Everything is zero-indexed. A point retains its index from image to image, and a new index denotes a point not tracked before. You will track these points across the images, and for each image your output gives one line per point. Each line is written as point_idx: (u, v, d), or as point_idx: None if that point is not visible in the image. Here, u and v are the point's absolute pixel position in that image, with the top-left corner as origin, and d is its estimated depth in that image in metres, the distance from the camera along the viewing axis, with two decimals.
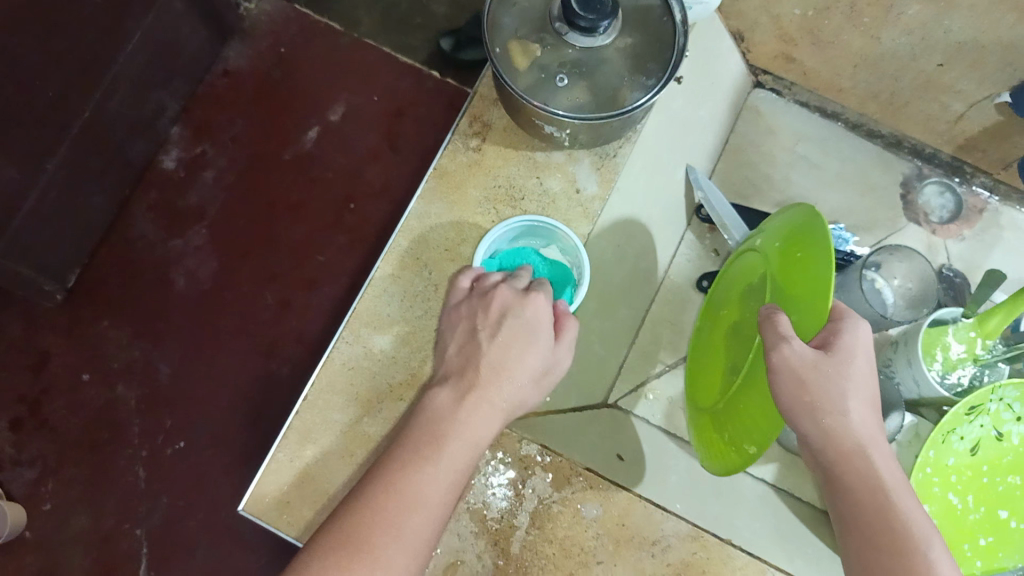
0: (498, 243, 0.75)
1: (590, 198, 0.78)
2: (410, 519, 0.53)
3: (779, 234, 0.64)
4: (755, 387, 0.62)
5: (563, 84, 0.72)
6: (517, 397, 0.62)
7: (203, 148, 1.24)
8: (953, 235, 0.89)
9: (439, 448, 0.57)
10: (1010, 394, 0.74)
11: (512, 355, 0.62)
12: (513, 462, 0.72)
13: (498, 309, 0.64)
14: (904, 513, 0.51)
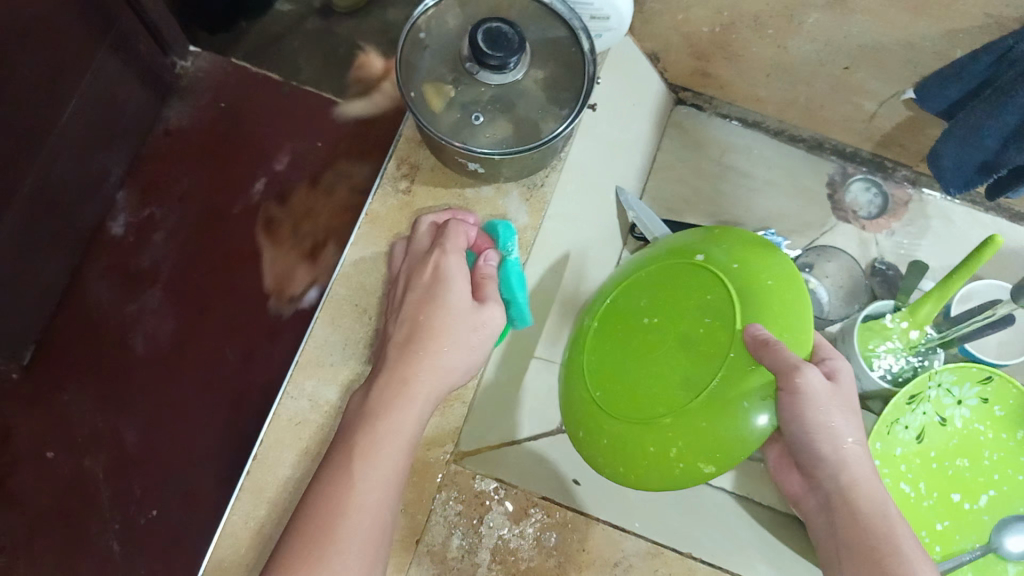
0: None
1: (522, 228, 0.78)
2: (382, 470, 0.59)
3: (750, 266, 0.67)
4: (708, 417, 0.65)
5: (480, 121, 0.73)
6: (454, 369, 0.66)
7: (151, 210, 1.24)
8: (883, 228, 0.91)
9: (403, 393, 0.63)
10: (947, 380, 0.76)
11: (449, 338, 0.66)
12: (468, 498, 0.71)
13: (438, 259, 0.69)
14: (892, 535, 0.56)
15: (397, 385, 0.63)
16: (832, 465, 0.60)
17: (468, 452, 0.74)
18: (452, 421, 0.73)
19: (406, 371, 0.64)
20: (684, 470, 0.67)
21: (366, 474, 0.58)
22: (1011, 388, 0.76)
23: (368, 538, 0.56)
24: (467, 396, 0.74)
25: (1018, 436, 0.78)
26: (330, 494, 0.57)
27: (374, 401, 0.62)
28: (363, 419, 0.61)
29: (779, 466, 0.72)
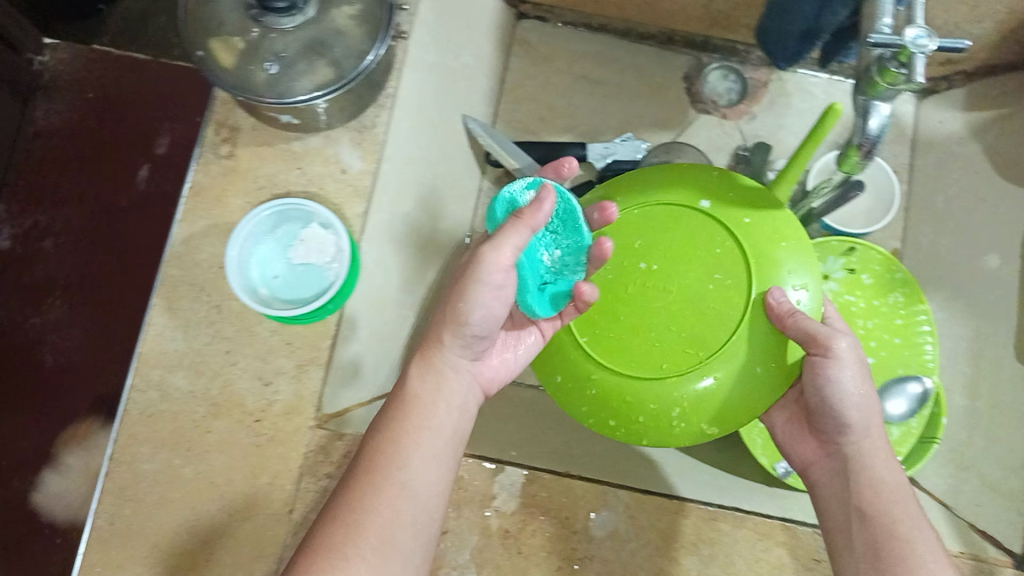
0: (260, 249, 0.71)
1: (358, 174, 0.73)
2: (391, 464, 0.58)
3: (745, 203, 0.69)
4: (693, 374, 0.66)
5: (273, 70, 0.68)
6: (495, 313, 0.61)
7: (35, 219, 1.16)
8: (744, 114, 0.89)
9: (427, 370, 0.63)
10: None
11: (483, 307, 0.60)
12: (335, 459, 0.70)
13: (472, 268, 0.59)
14: (903, 517, 0.61)
15: (441, 359, 0.63)
16: (854, 430, 0.66)
17: (334, 414, 0.71)
18: (309, 387, 0.70)
19: (437, 355, 0.63)
20: (684, 427, 0.67)
21: (415, 460, 0.59)
22: (876, 255, 0.78)
23: (411, 523, 0.57)
24: (323, 358, 0.71)
25: (890, 300, 0.79)
26: (368, 478, 0.58)
27: (414, 385, 0.62)
28: (415, 400, 0.62)
29: (787, 432, 0.75)
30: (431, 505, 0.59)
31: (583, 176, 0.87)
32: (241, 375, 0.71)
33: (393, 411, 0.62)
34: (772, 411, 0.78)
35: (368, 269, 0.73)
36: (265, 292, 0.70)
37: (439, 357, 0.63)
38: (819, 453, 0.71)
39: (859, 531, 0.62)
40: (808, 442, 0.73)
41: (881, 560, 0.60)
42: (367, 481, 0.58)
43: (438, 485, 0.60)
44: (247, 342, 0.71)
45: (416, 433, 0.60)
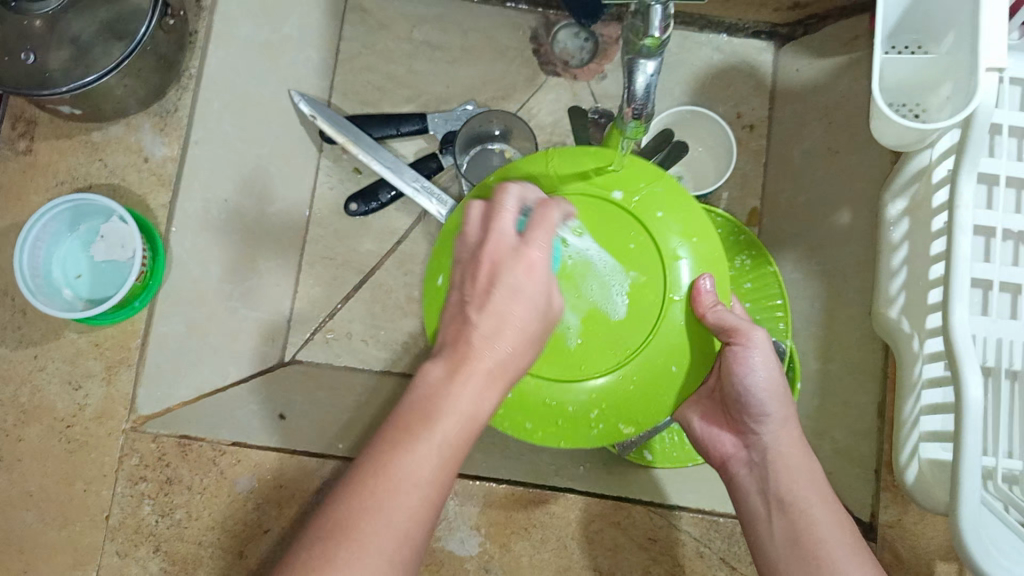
0: (59, 248, 0.69)
1: (161, 161, 0.71)
2: (450, 424, 0.46)
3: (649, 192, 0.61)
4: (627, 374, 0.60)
5: (31, 59, 0.65)
6: (531, 326, 0.49)
7: None
8: (596, 73, 0.84)
9: (438, 423, 0.45)
10: None
11: (518, 296, 0.48)
12: (149, 461, 0.67)
13: (486, 269, 0.49)
14: (818, 515, 0.54)
15: (478, 364, 0.47)
16: (769, 420, 0.58)
17: (151, 416, 0.68)
18: (120, 389, 0.68)
19: (478, 347, 0.47)
20: (600, 431, 0.60)
21: (434, 442, 0.45)
22: (714, 218, 0.75)
23: (424, 510, 0.44)
24: (133, 357, 0.69)
25: (737, 263, 0.77)
26: (393, 435, 0.46)
27: (436, 373, 0.47)
28: (427, 398, 0.46)
29: (701, 425, 0.65)
30: (469, 432, 0.47)
31: (428, 148, 0.83)
32: (51, 379, 0.68)
33: (391, 418, 0.47)
34: (683, 404, 0.66)
35: (177, 260, 0.71)
36: (69, 293, 0.69)
37: (483, 352, 0.47)
38: (736, 442, 0.61)
39: (779, 524, 0.55)
40: (725, 432, 0.63)
41: (806, 559, 0.52)
42: (367, 477, 0.44)
43: (487, 403, 0.47)
44: (54, 345, 0.69)
45: (424, 431, 0.45)
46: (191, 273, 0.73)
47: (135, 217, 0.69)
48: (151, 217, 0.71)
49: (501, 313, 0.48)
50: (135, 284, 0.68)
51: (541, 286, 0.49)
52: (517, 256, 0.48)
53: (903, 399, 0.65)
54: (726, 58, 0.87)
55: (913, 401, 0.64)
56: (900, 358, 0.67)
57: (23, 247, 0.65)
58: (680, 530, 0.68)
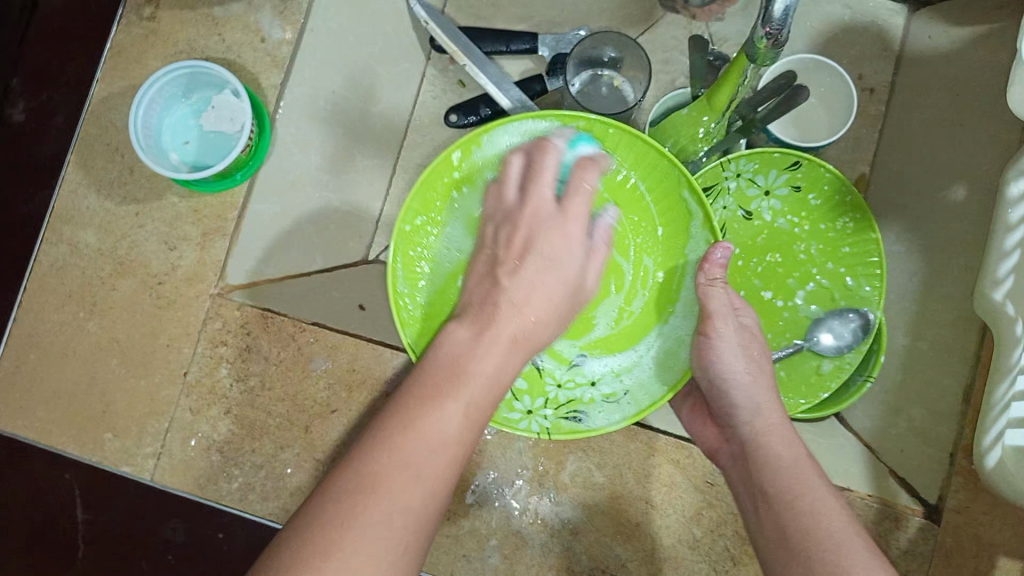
0: (169, 110, 0.70)
1: (277, 44, 0.73)
2: (478, 392, 0.51)
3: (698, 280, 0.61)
4: (531, 397, 0.65)
5: None
6: (556, 296, 0.58)
7: None
8: (715, 15, 0.82)
9: (415, 420, 0.48)
10: (748, 169, 0.71)
11: (551, 267, 0.58)
12: (230, 326, 0.69)
13: (520, 236, 0.58)
14: (811, 492, 0.51)
15: (467, 390, 0.50)
16: (742, 416, 0.59)
17: (239, 285, 0.71)
18: (212, 257, 0.70)
19: (473, 350, 0.53)
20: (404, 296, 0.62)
21: (415, 441, 0.47)
22: (822, 172, 0.70)
23: (428, 492, 0.46)
24: (228, 229, 0.71)
25: (838, 224, 0.73)
26: (383, 433, 0.47)
27: (461, 336, 0.54)
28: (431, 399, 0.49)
29: (690, 419, 0.66)
30: (452, 445, 0.48)
31: (534, 69, 0.83)
32: (147, 238, 0.70)
33: (419, 376, 0.51)
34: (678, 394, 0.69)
35: (279, 141, 0.73)
36: (176, 157, 0.70)
37: (453, 389, 0.50)
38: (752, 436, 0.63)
39: (766, 513, 0.53)
40: (710, 429, 0.63)
41: (794, 545, 0.49)
42: (369, 470, 0.46)
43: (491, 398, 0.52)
44: (155, 206, 0.70)
45: (385, 447, 0.46)
46: (288, 157, 0.74)
47: (249, 95, 0.71)
48: (260, 96, 0.73)
49: (460, 361, 0.52)
50: (241, 156, 0.69)
51: (571, 267, 0.58)
52: (557, 214, 0.58)
53: (996, 382, 0.62)
54: (854, 16, 0.83)
55: (1006, 384, 0.61)
56: (999, 346, 0.63)
57: (140, 102, 0.67)
58: None
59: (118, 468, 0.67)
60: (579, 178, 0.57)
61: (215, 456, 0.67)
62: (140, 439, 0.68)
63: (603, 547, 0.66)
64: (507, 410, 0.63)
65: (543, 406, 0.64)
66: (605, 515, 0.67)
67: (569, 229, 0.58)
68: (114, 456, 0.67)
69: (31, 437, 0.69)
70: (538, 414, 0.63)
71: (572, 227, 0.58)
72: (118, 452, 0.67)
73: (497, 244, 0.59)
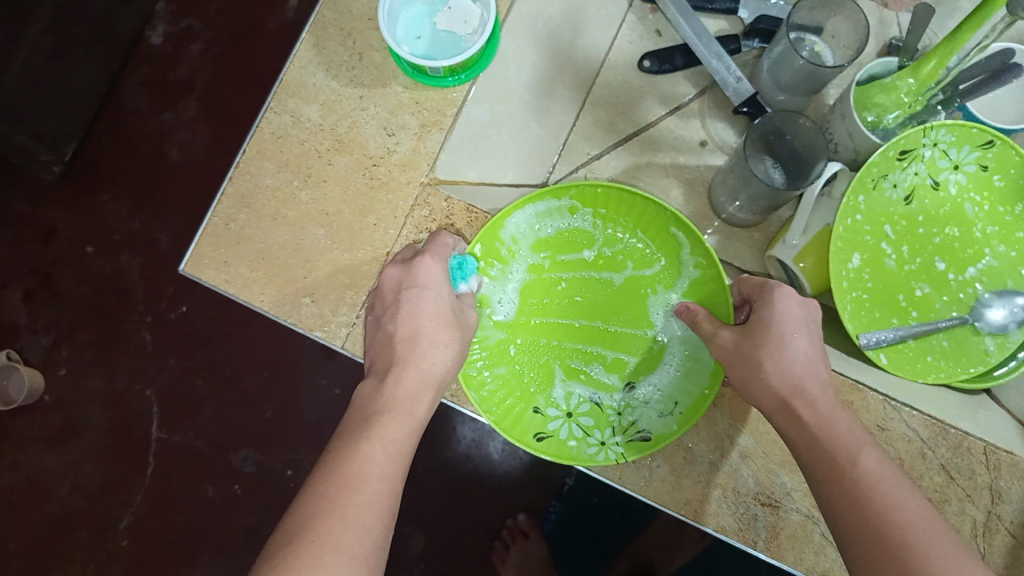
0: (407, 6, 0.74)
1: None
2: (406, 414, 0.56)
3: (709, 283, 0.67)
4: (600, 431, 0.69)
5: None
6: (439, 320, 0.61)
7: (188, 21, 1.17)
8: (906, 7, 0.86)
9: (366, 432, 0.53)
10: (944, 140, 0.72)
11: (424, 295, 0.62)
12: (436, 214, 0.72)
13: (393, 289, 0.63)
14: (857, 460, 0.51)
15: (406, 369, 0.58)
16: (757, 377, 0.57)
17: (445, 180, 0.74)
18: (427, 147, 0.74)
19: (409, 359, 0.59)
20: (533, 414, 0.69)
21: (378, 443, 0.53)
22: (1012, 156, 0.71)
23: (386, 498, 0.50)
24: (445, 123, 0.75)
25: (1017, 208, 0.74)
26: (340, 445, 0.53)
27: (370, 385, 0.58)
28: (366, 423, 0.54)
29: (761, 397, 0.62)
30: (403, 459, 0.53)
31: (728, 31, 0.86)
32: (368, 121, 0.74)
33: (341, 433, 0.55)
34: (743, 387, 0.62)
35: (501, 54, 0.78)
36: (407, 50, 0.74)
37: (410, 356, 0.59)
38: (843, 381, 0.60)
39: (826, 481, 0.51)
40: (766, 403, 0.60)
41: (868, 515, 0.48)
42: (319, 478, 0.50)
43: (419, 404, 0.57)
44: (379, 92, 0.74)
45: (342, 454, 0.52)
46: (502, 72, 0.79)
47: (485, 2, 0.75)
48: None
49: (405, 399, 0.57)
50: (472, 58, 0.73)
51: (442, 296, 0.62)
52: (414, 269, 0.63)
53: None
54: None
55: None
56: None
57: None
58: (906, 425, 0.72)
59: (310, 332, 0.71)
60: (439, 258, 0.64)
61: None
62: (337, 307, 0.71)
63: (770, 474, 0.68)
64: (584, 448, 0.68)
65: (612, 436, 0.69)
66: (776, 445, 0.69)
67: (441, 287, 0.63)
68: (309, 321, 0.71)
69: (233, 292, 0.71)
70: (611, 443, 0.68)
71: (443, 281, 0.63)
72: (313, 317, 0.71)
73: (378, 313, 0.64)
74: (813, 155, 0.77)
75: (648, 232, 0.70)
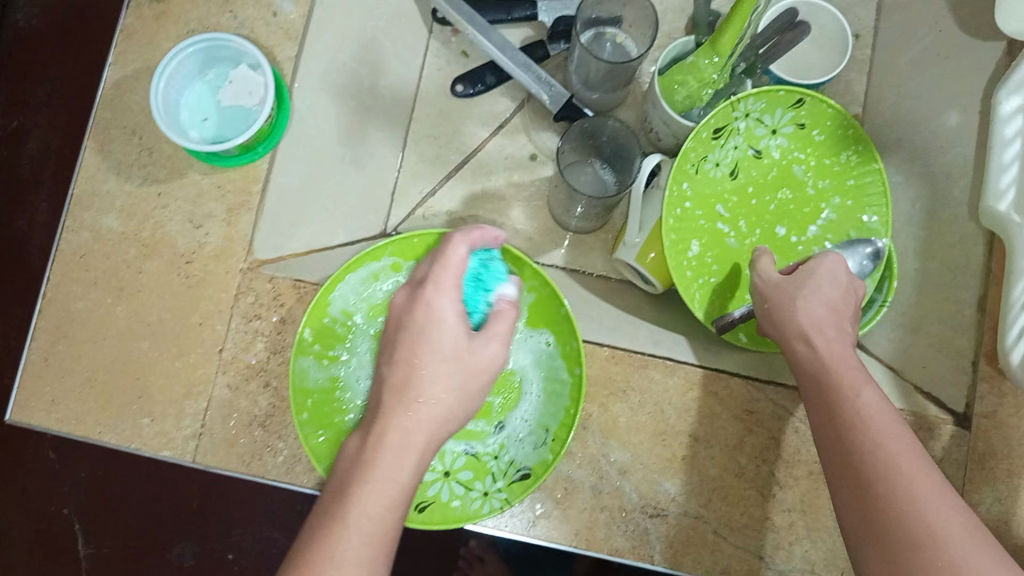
0: (185, 89, 0.70)
1: (288, 17, 0.74)
2: (373, 491, 0.46)
3: (544, 302, 0.67)
4: (482, 482, 0.67)
5: None
6: (430, 373, 0.51)
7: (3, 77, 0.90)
8: None
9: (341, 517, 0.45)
10: (755, 108, 0.72)
11: (421, 340, 0.52)
12: (264, 298, 0.69)
13: (395, 322, 0.55)
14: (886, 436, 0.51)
15: (396, 430, 0.49)
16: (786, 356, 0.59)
17: (267, 260, 0.70)
18: (240, 231, 0.70)
19: (397, 410, 0.50)
20: None
21: (353, 529, 0.44)
22: (825, 108, 0.72)
23: None
24: (253, 202, 0.71)
25: (842, 157, 0.75)
26: (331, 523, 0.45)
27: (355, 448, 0.49)
28: (366, 464, 0.47)
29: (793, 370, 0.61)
30: (386, 541, 0.45)
31: (534, 36, 0.85)
32: (172, 218, 0.70)
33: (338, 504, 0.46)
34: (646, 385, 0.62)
35: (298, 115, 0.74)
36: (196, 134, 0.70)
37: (392, 413, 0.50)
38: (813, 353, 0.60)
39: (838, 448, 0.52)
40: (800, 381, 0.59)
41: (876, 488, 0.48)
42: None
43: (398, 476, 0.47)
44: (177, 185, 0.71)
45: (328, 542, 0.44)
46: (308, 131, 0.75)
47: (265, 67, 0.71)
48: (277, 68, 0.74)
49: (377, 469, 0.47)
50: (263, 129, 0.70)
51: (450, 331, 0.53)
52: (419, 301, 0.54)
53: (1013, 284, 0.66)
54: None
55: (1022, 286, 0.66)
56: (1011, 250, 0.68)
57: (161, 74, 0.67)
58: (773, 402, 0.69)
59: (159, 452, 0.68)
60: (448, 281, 0.54)
61: (257, 431, 0.68)
62: (178, 421, 0.68)
63: (652, 484, 0.67)
64: (467, 505, 0.65)
65: (493, 483, 0.66)
66: (651, 453, 0.68)
67: (447, 313, 0.53)
68: (154, 441, 0.68)
69: (68, 430, 0.67)
70: (493, 492, 0.65)
71: (449, 308, 0.53)
72: (157, 435, 0.68)
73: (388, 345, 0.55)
74: (631, 150, 0.75)
75: None
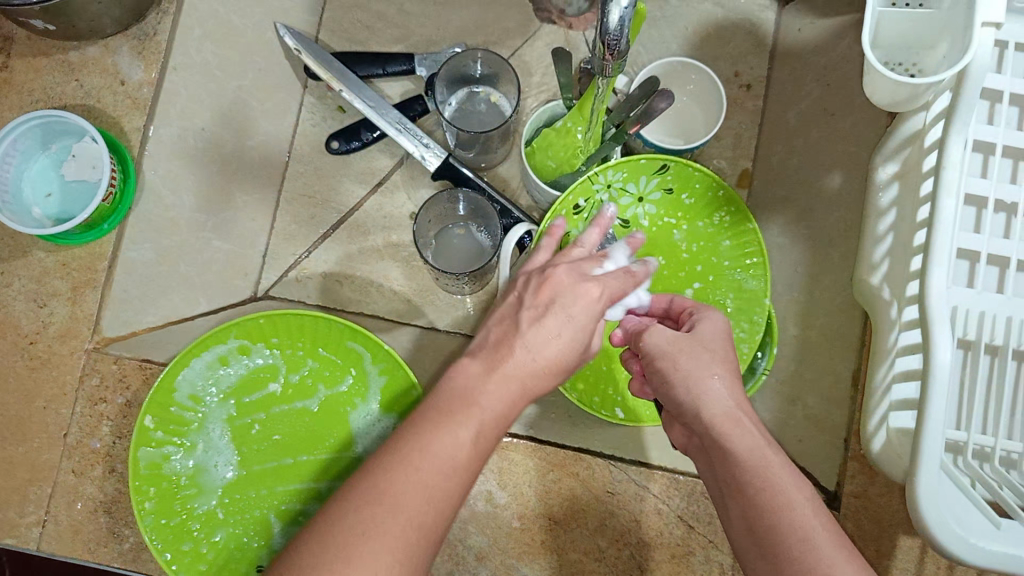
0: (26, 163, 0.68)
1: (137, 85, 0.71)
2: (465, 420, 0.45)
3: (396, 383, 0.66)
4: None
5: None
6: (562, 337, 0.50)
7: None
8: (591, 23, 0.81)
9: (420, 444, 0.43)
10: (616, 178, 0.71)
11: (560, 307, 0.50)
12: (108, 380, 0.67)
13: (532, 278, 0.51)
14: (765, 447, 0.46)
15: (515, 374, 0.48)
16: (689, 409, 0.49)
17: (113, 337, 0.68)
18: (85, 310, 0.68)
19: (515, 357, 0.48)
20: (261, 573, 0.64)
21: (426, 462, 0.43)
22: (690, 171, 0.70)
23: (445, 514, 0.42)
24: (99, 280, 0.68)
25: (715, 219, 0.72)
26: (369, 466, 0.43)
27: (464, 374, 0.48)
28: (460, 393, 0.46)
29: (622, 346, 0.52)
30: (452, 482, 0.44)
31: (414, 89, 0.81)
32: (15, 296, 0.68)
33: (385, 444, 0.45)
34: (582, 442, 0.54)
35: (151, 183, 0.71)
36: (38, 211, 0.67)
37: (515, 359, 0.48)
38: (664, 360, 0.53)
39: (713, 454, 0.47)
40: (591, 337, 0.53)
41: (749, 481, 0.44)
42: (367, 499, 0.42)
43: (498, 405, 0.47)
44: (21, 263, 0.68)
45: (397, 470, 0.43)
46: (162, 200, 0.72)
47: (106, 138, 0.68)
48: (124, 139, 0.71)
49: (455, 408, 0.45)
50: (104, 207, 0.67)
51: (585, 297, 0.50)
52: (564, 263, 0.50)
53: (876, 367, 0.63)
54: (727, 14, 0.84)
55: (885, 368, 0.62)
56: (878, 328, 0.64)
57: None
58: (638, 484, 0.67)
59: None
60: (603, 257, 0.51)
61: (104, 518, 0.65)
62: (23, 509, 0.65)
63: (511, 571, 0.65)
64: None
65: None
66: (511, 538, 0.66)
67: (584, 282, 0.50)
68: None
69: None
70: None
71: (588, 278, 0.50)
72: None
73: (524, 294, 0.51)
74: (483, 209, 0.75)
75: (328, 347, 0.68)
